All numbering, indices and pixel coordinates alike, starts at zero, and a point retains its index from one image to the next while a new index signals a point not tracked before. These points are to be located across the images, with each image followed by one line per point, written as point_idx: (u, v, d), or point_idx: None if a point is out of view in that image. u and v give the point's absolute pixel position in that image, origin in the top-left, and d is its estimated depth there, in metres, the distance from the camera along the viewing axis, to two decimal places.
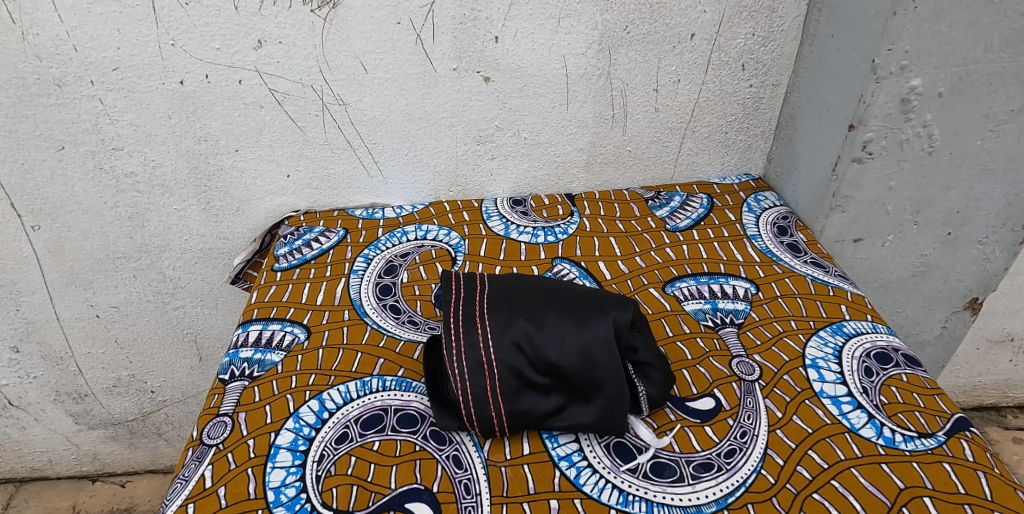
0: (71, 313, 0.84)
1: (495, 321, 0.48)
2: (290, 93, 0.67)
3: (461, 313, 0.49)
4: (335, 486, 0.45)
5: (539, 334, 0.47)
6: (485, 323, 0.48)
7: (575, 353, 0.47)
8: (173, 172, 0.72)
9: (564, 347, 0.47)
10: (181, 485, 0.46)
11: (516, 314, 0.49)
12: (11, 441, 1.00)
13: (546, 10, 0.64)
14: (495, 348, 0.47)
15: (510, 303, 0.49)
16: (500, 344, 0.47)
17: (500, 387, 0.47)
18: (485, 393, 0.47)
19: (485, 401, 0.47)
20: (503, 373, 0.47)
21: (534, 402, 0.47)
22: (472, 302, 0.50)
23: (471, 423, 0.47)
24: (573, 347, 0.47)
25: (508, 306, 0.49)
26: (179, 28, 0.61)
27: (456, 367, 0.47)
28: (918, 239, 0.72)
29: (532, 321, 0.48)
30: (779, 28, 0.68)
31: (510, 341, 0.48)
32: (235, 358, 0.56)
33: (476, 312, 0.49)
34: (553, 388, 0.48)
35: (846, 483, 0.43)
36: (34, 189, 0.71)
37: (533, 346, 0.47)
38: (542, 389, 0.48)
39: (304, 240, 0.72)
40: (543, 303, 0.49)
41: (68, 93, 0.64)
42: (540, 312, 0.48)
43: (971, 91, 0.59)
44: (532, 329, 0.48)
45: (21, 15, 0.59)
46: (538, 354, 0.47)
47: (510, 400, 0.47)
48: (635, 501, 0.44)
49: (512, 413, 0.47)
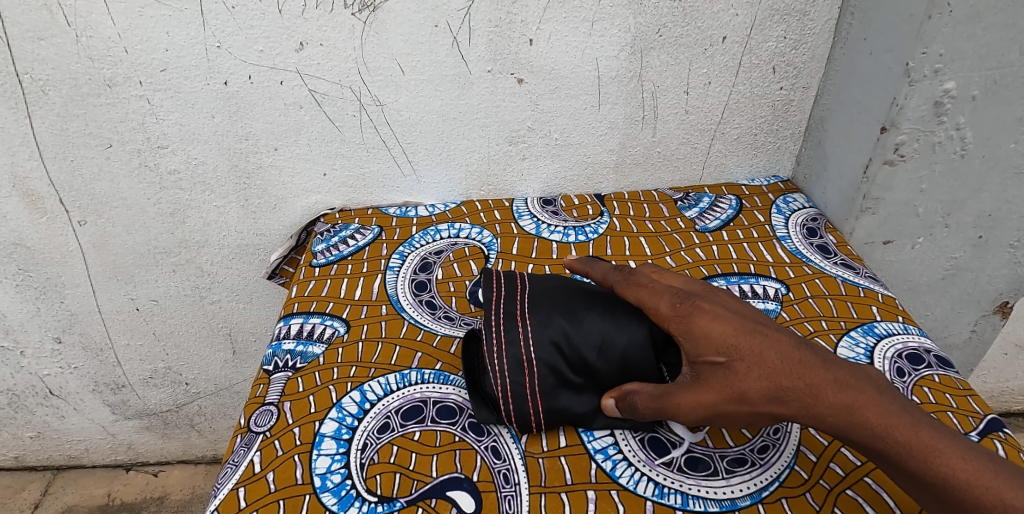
0: (112, 306, 0.87)
1: (535, 320, 0.49)
2: (329, 94, 0.69)
3: (502, 311, 0.50)
4: (379, 473, 0.46)
5: (578, 335, 0.48)
6: (526, 322, 0.49)
7: (612, 355, 0.48)
8: (214, 170, 0.74)
9: (601, 349, 0.48)
10: (231, 470, 0.48)
11: (556, 314, 0.49)
12: (50, 430, 1.04)
13: (581, 13, 0.65)
14: (534, 345, 0.48)
15: (550, 302, 0.50)
16: (539, 344, 0.49)
17: (538, 386, 0.48)
18: (524, 391, 0.48)
19: (524, 397, 0.48)
20: (541, 372, 0.48)
21: (570, 401, 0.49)
22: (513, 301, 0.51)
23: (509, 418, 0.49)
24: (610, 348, 0.47)
25: (548, 306, 0.50)
26: (225, 31, 0.64)
27: (496, 364, 0.49)
28: (948, 242, 0.71)
29: (571, 322, 0.49)
30: (811, 31, 0.68)
31: (549, 339, 0.49)
32: (278, 350, 0.58)
33: (517, 311, 0.50)
34: (588, 387, 0.49)
35: (879, 480, 0.44)
36: (81, 186, 0.74)
37: (572, 346, 0.48)
38: (577, 387, 0.49)
39: (340, 237, 0.73)
40: (583, 303, 0.50)
41: (117, 94, 0.67)
42: (579, 311, 0.49)
43: (1005, 94, 0.59)
44: (571, 329, 0.49)
45: (76, 18, 0.61)
46: (576, 353, 0.48)
47: (547, 398, 0.48)
48: (670, 494, 0.45)
49: (549, 410, 0.48)
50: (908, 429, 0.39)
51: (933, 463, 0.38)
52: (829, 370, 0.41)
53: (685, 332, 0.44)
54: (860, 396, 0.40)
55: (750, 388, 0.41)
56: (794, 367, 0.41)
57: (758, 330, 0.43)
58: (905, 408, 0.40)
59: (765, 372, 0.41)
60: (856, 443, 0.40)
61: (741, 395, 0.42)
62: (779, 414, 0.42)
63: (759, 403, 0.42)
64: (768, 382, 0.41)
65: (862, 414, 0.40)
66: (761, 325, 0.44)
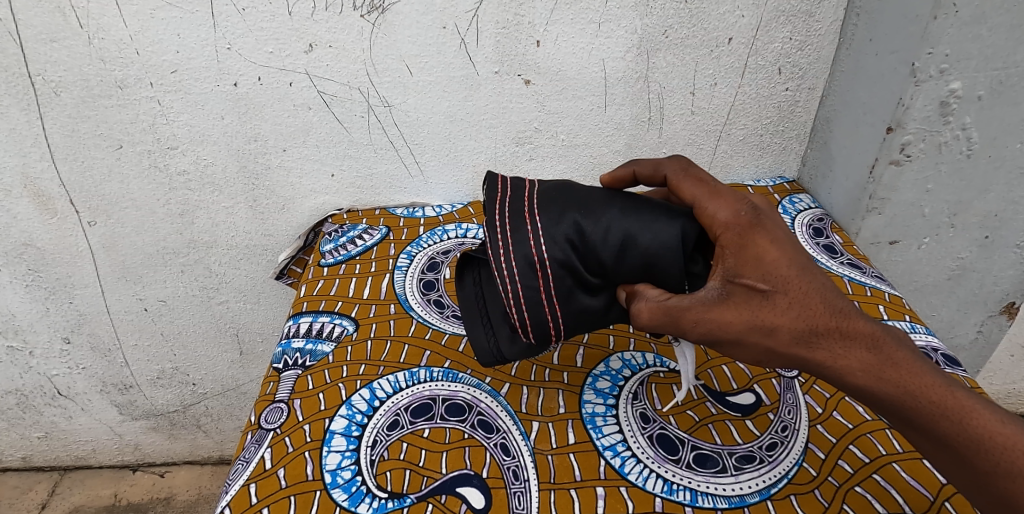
0: (121, 306, 0.87)
1: (546, 217, 0.47)
2: (338, 95, 0.70)
3: (508, 211, 0.48)
4: (389, 470, 0.47)
5: (594, 232, 0.46)
6: (535, 219, 0.47)
7: (633, 253, 0.45)
8: (223, 171, 0.75)
9: (621, 248, 0.45)
10: (242, 466, 0.48)
11: (570, 210, 0.47)
12: (58, 430, 1.05)
13: (588, 15, 0.66)
14: (547, 244, 0.46)
15: (563, 200, 0.48)
16: (552, 241, 0.46)
17: (553, 290, 0.46)
18: (538, 296, 0.46)
19: (538, 304, 0.47)
20: (555, 273, 0.46)
21: (586, 304, 0.47)
22: (521, 202, 0.49)
23: (523, 327, 0.47)
24: (630, 246, 0.45)
25: (561, 203, 0.48)
26: (236, 32, 0.64)
27: (505, 268, 0.47)
28: (955, 242, 0.71)
29: (587, 218, 0.46)
30: (817, 32, 0.69)
31: (564, 237, 0.46)
32: (287, 348, 0.59)
33: (524, 208, 0.48)
34: (604, 289, 0.47)
35: (887, 477, 0.44)
36: (91, 187, 0.74)
37: (587, 244, 0.46)
38: (593, 290, 0.47)
39: (348, 237, 0.74)
40: (601, 201, 0.47)
41: (128, 95, 0.67)
42: (597, 208, 0.47)
43: (1012, 94, 0.59)
44: (587, 226, 0.46)
45: (88, 20, 0.62)
46: (591, 252, 0.46)
47: (564, 301, 0.47)
48: (679, 490, 0.45)
49: (567, 312, 0.47)
50: (942, 389, 0.38)
51: (968, 425, 0.37)
52: (869, 325, 0.40)
53: (737, 248, 0.42)
54: (897, 352, 0.39)
55: (783, 322, 0.40)
56: (835, 312, 0.40)
57: (809, 267, 0.41)
58: (940, 373, 0.39)
59: (803, 312, 0.40)
60: (880, 399, 0.39)
61: (770, 328, 0.40)
62: (802, 357, 0.40)
63: (786, 340, 0.40)
64: (803, 322, 0.40)
65: (897, 370, 0.39)
66: (812, 262, 0.42)
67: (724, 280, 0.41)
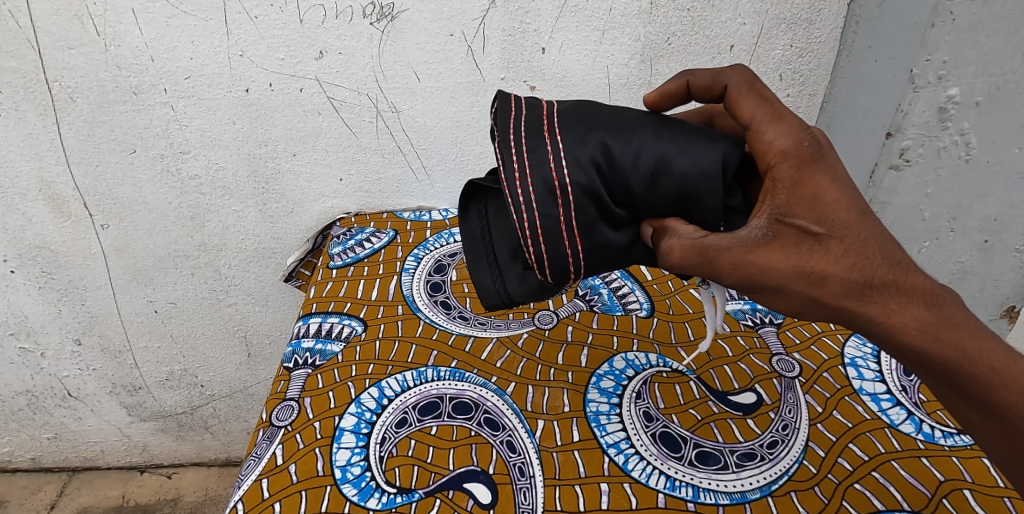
0: (132, 308, 0.89)
1: (570, 137, 0.43)
2: (347, 101, 0.71)
3: (525, 128, 0.43)
4: (397, 466, 0.48)
5: (625, 154, 0.42)
6: (556, 138, 0.43)
7: (670, 180, 0.42)
8: (234, 175, 0.76)
9: (656, 174, 0.42)
10: (254, 462, 0.49)
11: (596, 129, 0.43)
12: (67, 431, 1.06)
13: (592, 23, 0.67)
14: (571, 168, 0.42)
15: (586, 118, 0.44)
16: (575, 163, 0.42)
17: (574, 220, 0.43)
18: (558, 226, 0.43)
19: (558, 235, 0.43)
20: (579, 201, 0.42)
21: (609, 238, 0.44)
22: (538, 119, 0.44)
23: (539, 261, 0.44)
24: (666, 173, 0.42)
25: (585, 121, 0.44)
26: (249, 40, 0.66)
27: (523, 195, 0.42)
28: (955, 246, 0.72)
29: (618, 139, 0.43)
30: (818, 39, 0.70)
31: (590, 160, 0.42)
32: (298, 348, 0.60)
33: (544, 126, 0.43)
34: (627, 223, 0.45)
35: (886, 474, 0.45)
36: (105, 190, 0.76)
37: (615, 168, 0.42)
38: (617, 222, 0.44)
39: (356, 240, 0.75)
40: (631, 121, 0.44)
41: (143, 101, 0.69)
42: (628, 130, 0.43)
43: (1009, 99, 0.60)
44: (618, 147, 0.42)
45: (105, 28, 0.64)
46: (620, 177, 0.42)
47: (587, 235, 0.43)
48: (682, 487, 0.46)
49: (588, 248, 0.44)
50: (1004, 358, 0.36)
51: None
52: (928, 282, 0.38)
53: (791, 184, 0.39)
54: (955, 312, 0.37)
55: (835, 270, 0.37)
56: (893, 264, 0.37)
57: (868, 214, 0.39)
58: (998, 338, 0.37)
59: (858, 260, 0.37)
60: (933, 361, 0.37)
61: (819, 276, 0.37)
62: (851, 309, 0.37)
63: (836, 291, 0.37)
64: (856, 272, 0.37)
65: (956, 331, 0.36)
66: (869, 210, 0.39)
67: (772, 219, 0.39)
